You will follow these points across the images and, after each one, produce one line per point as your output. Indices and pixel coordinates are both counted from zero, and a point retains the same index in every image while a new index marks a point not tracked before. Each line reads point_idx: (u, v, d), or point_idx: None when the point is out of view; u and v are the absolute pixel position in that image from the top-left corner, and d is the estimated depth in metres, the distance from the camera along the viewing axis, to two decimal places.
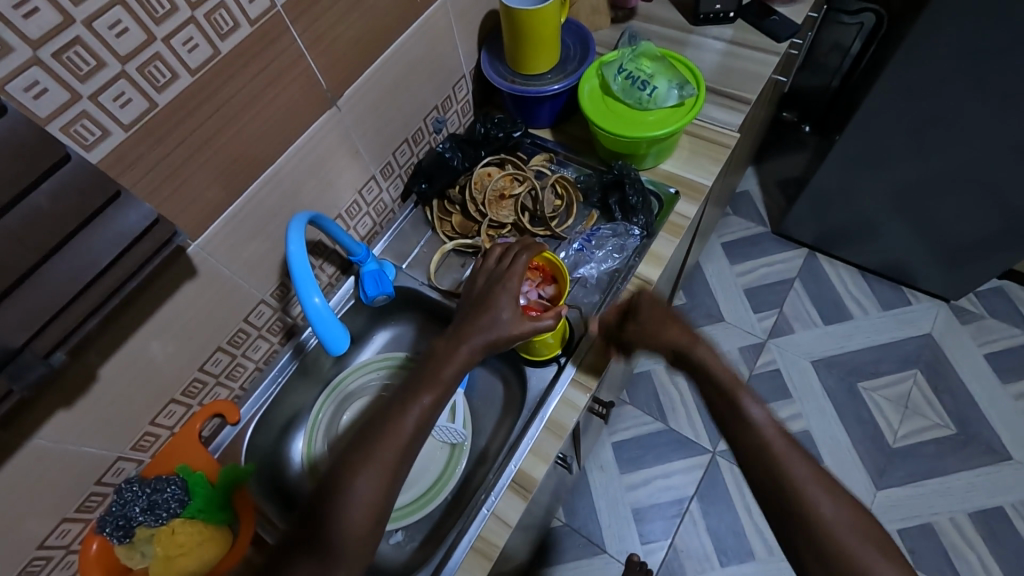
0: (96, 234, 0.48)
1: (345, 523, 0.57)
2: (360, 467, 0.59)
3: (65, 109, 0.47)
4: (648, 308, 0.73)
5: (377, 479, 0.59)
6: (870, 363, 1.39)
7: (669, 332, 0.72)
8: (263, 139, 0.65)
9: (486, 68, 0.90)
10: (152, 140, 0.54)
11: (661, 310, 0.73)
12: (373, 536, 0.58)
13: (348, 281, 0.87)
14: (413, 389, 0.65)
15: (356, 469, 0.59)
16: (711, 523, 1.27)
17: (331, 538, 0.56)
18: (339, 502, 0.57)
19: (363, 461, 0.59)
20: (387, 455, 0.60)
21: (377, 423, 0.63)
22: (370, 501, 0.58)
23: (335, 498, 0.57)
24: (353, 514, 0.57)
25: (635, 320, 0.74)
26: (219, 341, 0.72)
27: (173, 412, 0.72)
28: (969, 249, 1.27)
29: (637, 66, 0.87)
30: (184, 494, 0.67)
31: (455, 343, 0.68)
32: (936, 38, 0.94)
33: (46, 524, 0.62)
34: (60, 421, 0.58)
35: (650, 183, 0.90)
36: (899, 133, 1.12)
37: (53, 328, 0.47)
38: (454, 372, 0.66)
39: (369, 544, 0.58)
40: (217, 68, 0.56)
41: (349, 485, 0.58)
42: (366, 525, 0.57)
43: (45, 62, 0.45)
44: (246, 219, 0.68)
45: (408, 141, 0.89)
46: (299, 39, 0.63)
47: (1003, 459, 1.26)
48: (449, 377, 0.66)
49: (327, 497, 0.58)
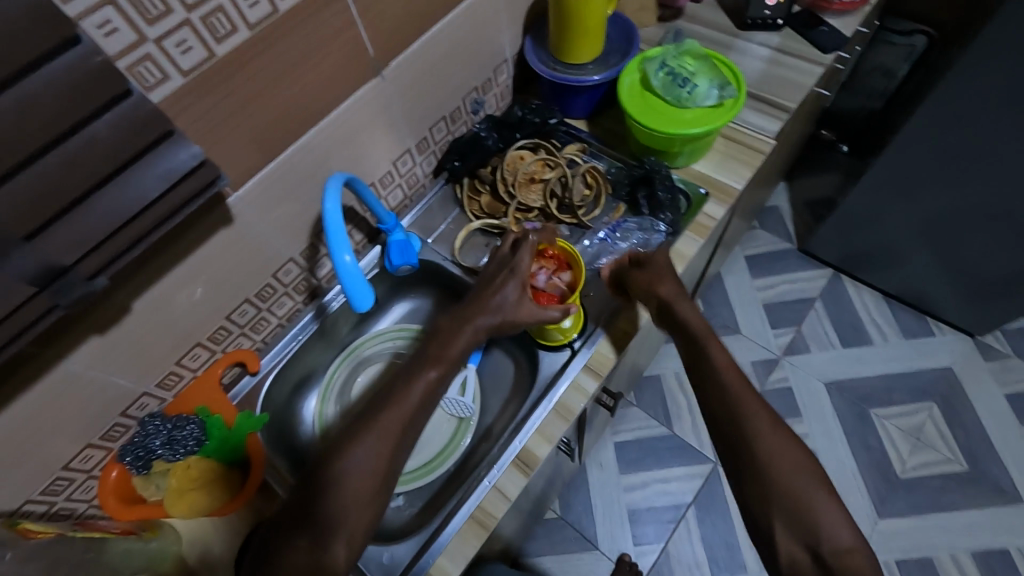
0: (147, 167, 0.50)
1: (349, 483, 0.58)
2: (367, 431, 0.61)
3: (131, 50, 0.50)
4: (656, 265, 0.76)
5: (381, 444, 0.60)
6: (884, 390, 1.37)
7: (665, 287, 0.74)
8: (308, 100, 0.67)
9: (528, 54, 0.91)
10: (206, 89, 0.57)
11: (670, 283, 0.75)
12: (375, 502, 0.59)
13: (374, 248, 0.89)
14: (421, 361, 0.67)
15: (360, 436, 0.61)
16: (706, 532, 1.27)
17: (332, 501, 0.57)
18: (345, 463, 0.59)
19: (370, 426, 0.61)
20: (393, 422, 0.62)
21: (383, 395, 0.65)
22: (373, 466, 0.59)
23: (339, 463, 0.59)
24: (357, 475, 0.58)
25: (643, 268, 0.77)
26: (247, 292, 0.75)
27: (197, 356, 0.74)
28: (1001, 284, 1.24)
29: (679, 63, 0.88)
30: (201, 434, 0.72)
31: (459, 323, 0.69)
32: (986, 65, 0.91)
33: (70, 446, 0.65)
34: (92, 347, 0.61)
35: (681, 182, 0.90)
36: (940, 157, 1.09)
37: (100, 253, 0.50)
38: (459, 351, 0.68)
39: (373, 510, 0.59)
40: (273, 25, 0.58)
41: (352, 450, 0.59)
42: (368, 489, 0.59)
43: (118, 2, 0.47)
44: (285, 175, 0.70)
45: (445, 119, 0.90)
46: (352, 6, 0.65)
47: (1011, 501, 1.24)
48: (456, 354, 0.68)
49: (333, 456, 0.60)
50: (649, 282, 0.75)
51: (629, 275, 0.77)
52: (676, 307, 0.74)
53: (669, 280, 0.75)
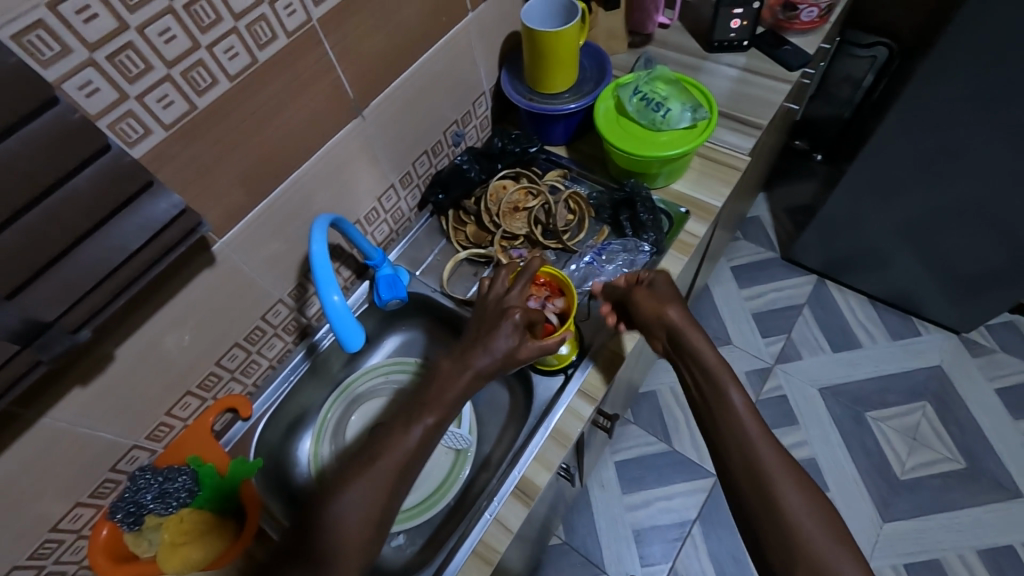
0: (127, 219, 0.50)
1: (339, 533, 0.57)
2: (359, 479, 0.60)
3: (113, 107, 0.50)
4: (660, 285, 0.77)
5: (374, 493, 0.59)
6: (877, 392, 1.38)
7: (673, 311, 0.74)
8: (290, 143, 0.68)
9: (505, 86, 0.94)
10: (190, 139, 0.57)
11: (672, 291, 0.77)
12: (367, 550, 0.58)
13: (363, 284, 0.90)
14: (420, 406, 0.66)
15: (354, 484, 0.59)
16: (713, 548, 1.25)
17: (324, 550, 0.56)
18: (335, 513, 0.58)
19: (362, 475, 0.60)
20: (386, 470, 0.60)
21: (376, 441, 0.64)
22: (365, 513, 0.58)
23: (329, 514, 0.58)
24: (347, 525, 0.57)
25: (649, 288, 0.77)
26: (236, 336, 0.75)
27: (188, 404, 0.74)
28: (980, 280, 1.27)
29: (652, 89, 0.90)
30: (194, 485, 0.69)
31: (459, 367, 0.68)
32: (946, 72, 0.96)
33: (60, 504, 0.63)
34: (78, 403, 0.60)
35: (661, 202, 0.92)
36: (909, 161, 1.13)
37: (82, 306, 0.50)
38: (456, 396, 0.67)
39: (362, 561, 0.58)
40: (253, 75, 0.60)
41: (346, 497, 0.58)
42: (360, 539, 0.57)
43: (99, 63, 0.48)
44: (270, 219, 0.71)
45: (427, 153, 0.92)
46: (330, 51, 0.67)
47: (1011, 495, 1.24)
48: (451, 400, 0.66)
49: (322, 507, 0.59)
50: (655, 303, 0.75)
51: (632, 297, 0.77)
52: (685, 344, 0.73)
53: (675, 297, 0.76)
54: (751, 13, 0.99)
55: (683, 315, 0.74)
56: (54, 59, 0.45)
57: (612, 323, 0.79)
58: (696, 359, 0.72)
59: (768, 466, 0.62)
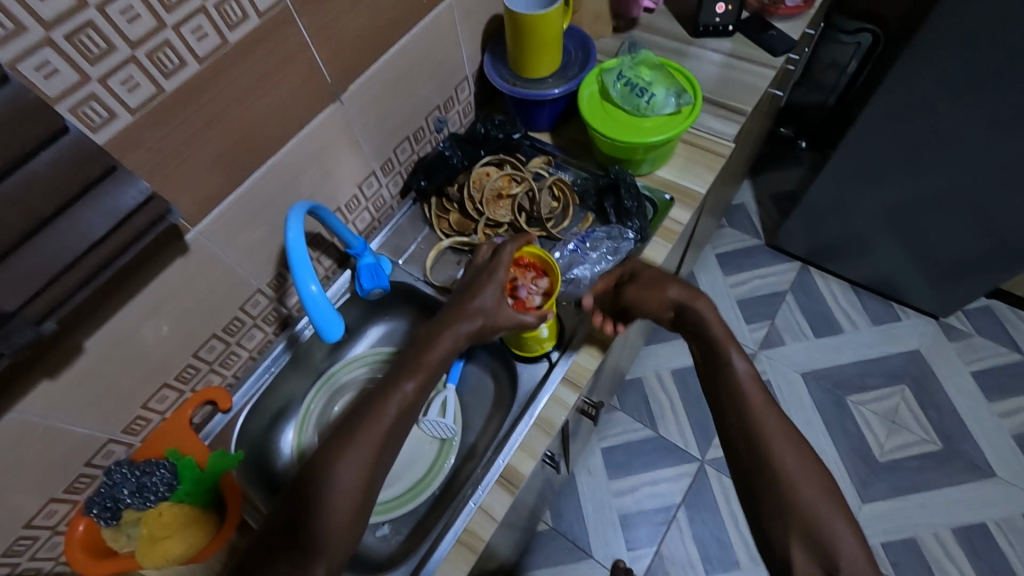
0: (90, 207, 0.49)
1: (330, 505, 0.56)
2: (343, 451, 0.59)
3: (73, 90, 0.48)
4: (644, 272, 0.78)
5: (360, 462, 0.59)
6: (857, 376, 1.41)
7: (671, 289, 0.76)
8: (265, 128, 0.66)
9: (488, 70, 0.92)
10: (159, 125, 0.55)
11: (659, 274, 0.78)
12: (361, 517, 0.58)
13: (344, 273, 0.88)
14: (398, 374, 0.67)
15: (337, 455, 0.59)
16: (697, 530, 1.27)
17: (313, 530, 0.56)
18: (321, 485, 0.57)
19: (345, 446, 0.59)
20: (369, 439, 0.60)
21: (357, 414, 0.63)
22: (353, 483, 0.58)
23: (320, 484, 0.57)
24: (335, 496, 0.57)
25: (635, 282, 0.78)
26: (213, 327, 0.73)
27: (165, 397, 0.72)
28: (959, 265, 1.29)
29: (636, 73, 0.89)
30: (173, 478, 0.68)
31: (436, 330, 0.70)
32: (931, 58, 0.96)
33: (33, 501, 0.62)
34: (47, 396, 0.58)
35: (646, 188, 0.91)
36: (891, 147, 1.13)
37: (46, 296, 0.48)
38: (438, 357, 0.68)
39: (356, 530, 0.58)
40: (224, 57, 0.58)
41: (328, 471, 0.58)
42: (345, 513, 0.57)
43: (57, 43, 0.46)
44: (246, 206, 0.69)
45: (409, 139, 0.90)
46: (305, 32, 0.64)
47: (985, 475, 1.28)
48: (434, 361, 0.67)
49: (309, 480, 0.58)
50: (652, 291, 0.76)
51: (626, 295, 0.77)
52: (692, 304, 0.75)
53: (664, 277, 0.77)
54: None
55: (680, 289, 0.76)
56: (8, 38, 0.43)
57: (609, 332, 0.77)
58: (694, 321, 0.74)
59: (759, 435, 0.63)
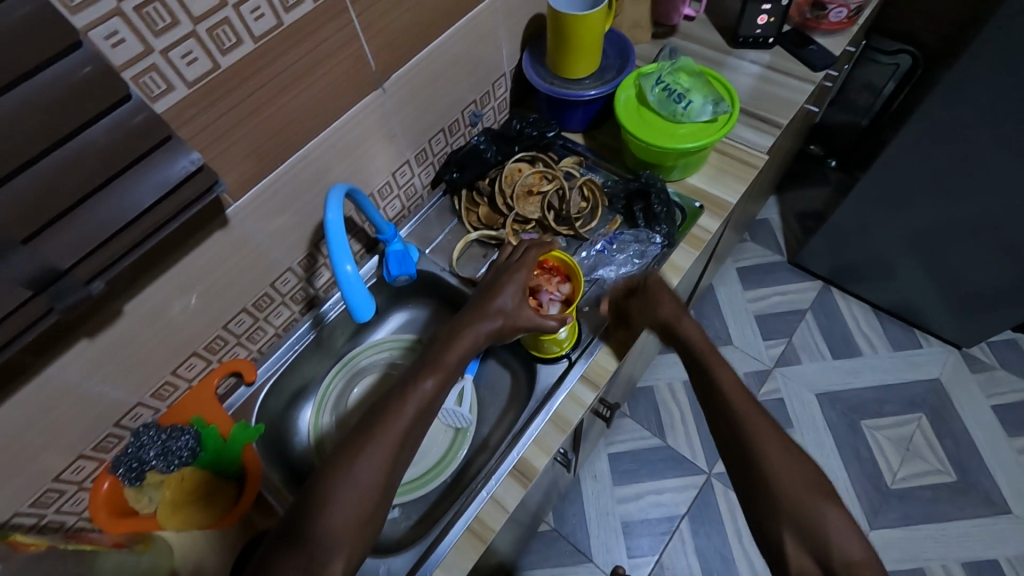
0: (143, 174, 0.50)
1: (347, 502, 0.57)
2: (361, 449, 0.60)
3: (137, 60, 0.50)
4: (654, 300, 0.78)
5: (377, 460, 0.59)
6: (874, 402, 1.39)
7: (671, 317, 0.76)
8: (310, 111, 0.68)
9: (526, 68, 0.93)
10: (211, 99, 0.57)
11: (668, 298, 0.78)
12: (377, 514, 0.58)
13: (372, 259, 0.90)
14: (417, 372, 0.67)
15: (355, 453, 0.59)
16: (700, 543, 1.26)
17: (329, 525, 0.56)
18: (339, 482, 0.58)
19: (364, 444, 0.60)
20: (387, 438, 0.61)
21: (374, 412, 0.64)
22: (370, 480, 0.58)
23: (337, 481, 0.58)
24: (352, 493, 0.57)
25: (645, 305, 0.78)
26: (245, 301, 0.75)
27: (193, 365, 0.74)
28: (987, 296, 1.26)
29: (674, 79, 0.89)
30: (196, 445, 0.72)
31: (457, 329, 0.70)
32: (974, 83, 0.94)
33: (63, 457, 0.64)
34: (85, 356, 0.60)
35: (676, 195, 0.92)
36: (925, 172, 1.12)
37: (96, 257, 0.50)
38: (457, 359, 0.68)
39: (371, 527, 0.58)
40: (277, 38, 0.59)
41: (347, 468, 0.58)
42: (363, 510, 0.57)
43: (126, 14, 0.48)
44: (285, 185, 0.71)
45: (444, 131, 0.92)
46: (355, 20, 0.66)
47: (999, 510, 1.25)
48: (453, 360, 0.68)
49: (326, 476, 0.59)
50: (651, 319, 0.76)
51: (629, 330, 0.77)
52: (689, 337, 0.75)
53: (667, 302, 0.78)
54: (779, 10, 0.98)
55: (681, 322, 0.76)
56: (82, 6, 0.45)
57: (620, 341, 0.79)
58: None
59: (772, 449, 0.63)
